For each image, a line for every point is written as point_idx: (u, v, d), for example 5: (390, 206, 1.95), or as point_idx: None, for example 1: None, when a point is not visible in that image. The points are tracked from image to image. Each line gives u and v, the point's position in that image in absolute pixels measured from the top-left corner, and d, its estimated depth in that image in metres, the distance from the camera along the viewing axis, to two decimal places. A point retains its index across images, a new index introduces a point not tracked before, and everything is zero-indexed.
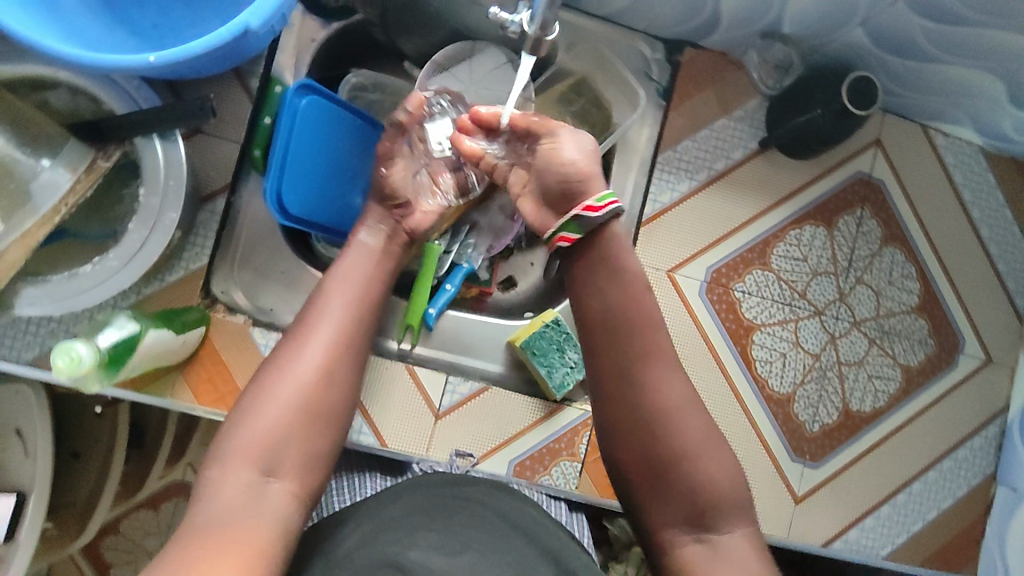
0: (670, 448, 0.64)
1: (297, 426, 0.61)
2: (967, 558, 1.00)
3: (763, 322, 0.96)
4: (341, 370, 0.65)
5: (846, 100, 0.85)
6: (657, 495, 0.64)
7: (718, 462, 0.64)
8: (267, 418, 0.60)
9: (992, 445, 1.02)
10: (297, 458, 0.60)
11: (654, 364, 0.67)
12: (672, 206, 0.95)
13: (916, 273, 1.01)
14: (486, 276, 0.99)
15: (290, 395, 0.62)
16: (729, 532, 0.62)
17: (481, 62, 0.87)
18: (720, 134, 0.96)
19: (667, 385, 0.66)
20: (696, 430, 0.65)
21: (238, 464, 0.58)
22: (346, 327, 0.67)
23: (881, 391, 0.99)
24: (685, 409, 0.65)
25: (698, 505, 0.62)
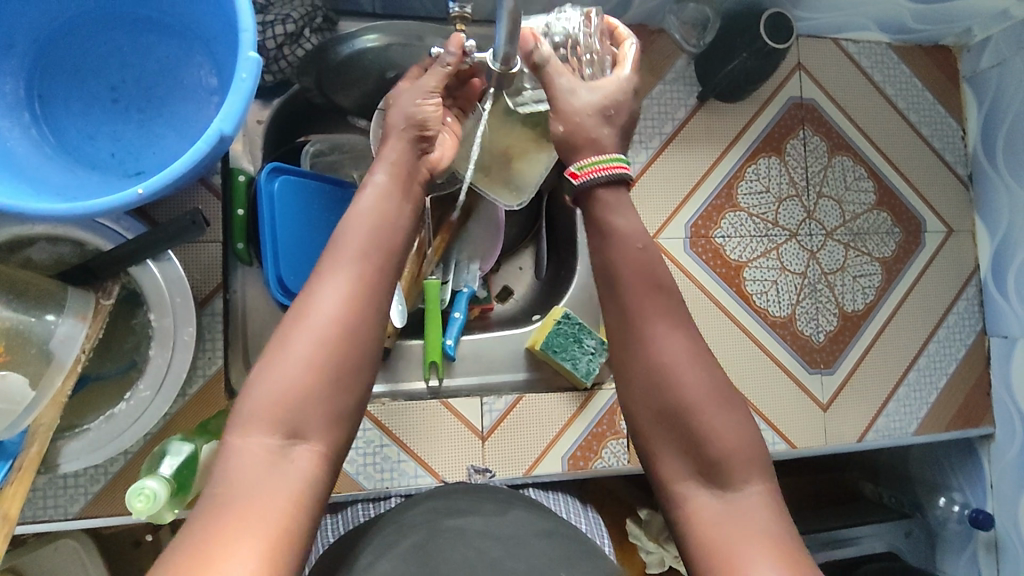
0: (679, 403, 0.61)
1: (317, 379, 0.55)
2: (983, 412, 1.09)
3: (748, 259, 1.02)
4: (363, 319, 0.58)
5: (766, 38, 0.89)
6: (666, 453, 0.61)
7: (729, 418, 0.60)
8: (284, 373, 0.54)
9: (975, 305, 1.11)
10: (321, 417, 0.55)
11: (654, 317, 0.63)
12: (637, 179, 1.00)
13: (867, 173, 1.09)
14: (485, 293, 1.01)
15: (309, 344, 0.56)
16: (743, 485, 0.59)
17: None
18: (660, 99, 1.01)
19: (671, 340, 0.62)
20: (705, 381, 0.61)
21: (257, 423, 0.53)
22: (367, 268, 0.60)
23: (867, 287, 1.06)
24: (693, 359, 0.62)
25: (705, 460, 0.59)
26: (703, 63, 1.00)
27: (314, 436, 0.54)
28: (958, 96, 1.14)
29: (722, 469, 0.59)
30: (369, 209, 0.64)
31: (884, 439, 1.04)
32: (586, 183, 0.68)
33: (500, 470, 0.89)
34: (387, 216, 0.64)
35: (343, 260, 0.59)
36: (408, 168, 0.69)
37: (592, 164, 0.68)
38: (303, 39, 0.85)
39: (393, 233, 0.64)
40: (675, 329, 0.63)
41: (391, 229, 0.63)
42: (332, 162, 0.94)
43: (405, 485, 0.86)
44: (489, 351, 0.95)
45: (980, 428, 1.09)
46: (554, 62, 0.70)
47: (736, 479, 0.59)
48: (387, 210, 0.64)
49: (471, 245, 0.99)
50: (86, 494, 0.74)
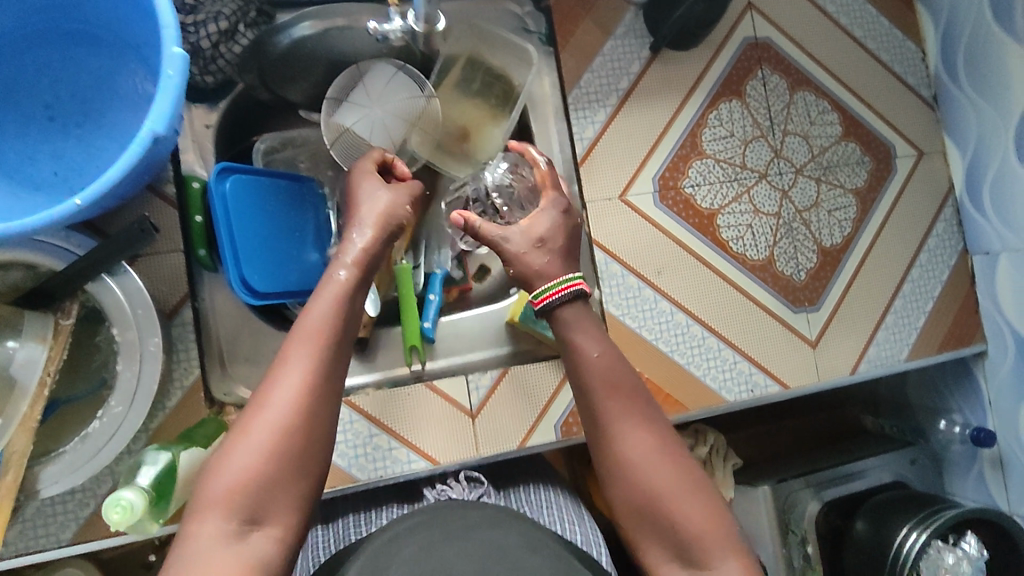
0: (648, 495, 0.66)
1: (271, 465, 0.58)
2: (974, 330, 1.09)
3: (720, 206, 1.01)
4: (317, 407, 0.61)
5: None
6: (646, 539, 0.67)
7: (696, 502, 0.66)
8: (241, 462, 0.58)
9: (954, 225, 1.11)
10: (276, 503, 0.58)
11: (619, 416, 0.70)
12: (598, 137, 0.98)
13: (831, 105, 1.07)
14: (460, 274, 0.99)
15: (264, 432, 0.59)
16: (716, 563, 0.64)
17: (373, 80, 0.90)
18: (613, 55, 1.00)
19: (634, 436, 0.68)
20: (669, 473, 0.67)
21: (214, 508, 0.56)
22: (323, 357, 0.63)
23: (844, 220, 1.05)
24: (656, 455, 0.68)
25: (680, 545, 0.65)
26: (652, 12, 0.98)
27: (274, 518, 0.58)
28: (914, 18, 1.12)
29: (693, 549, 0.64)
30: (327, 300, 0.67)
31: (878, 368, 1.04)
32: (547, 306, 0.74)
33: (493, 446, 0.89)
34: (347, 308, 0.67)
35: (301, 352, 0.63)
36: (371, 261, 0.72)
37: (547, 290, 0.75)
38: (238, 35, 0.83)
39: (350, 321, 0.67)
40: (636, 427, 0.69)
41: (348, 317, 0.66)
42: (287, 157, 0.93)
43: (398, 472, 0.86)
44: (468, 328, 0.94)
45: (971, 347, 1.09)
46: (483, 222, 0.78)
47: (709, 558, 0.64)
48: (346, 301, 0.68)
49: (440, 227, 0.98)
50: (77, 520, 0.74)
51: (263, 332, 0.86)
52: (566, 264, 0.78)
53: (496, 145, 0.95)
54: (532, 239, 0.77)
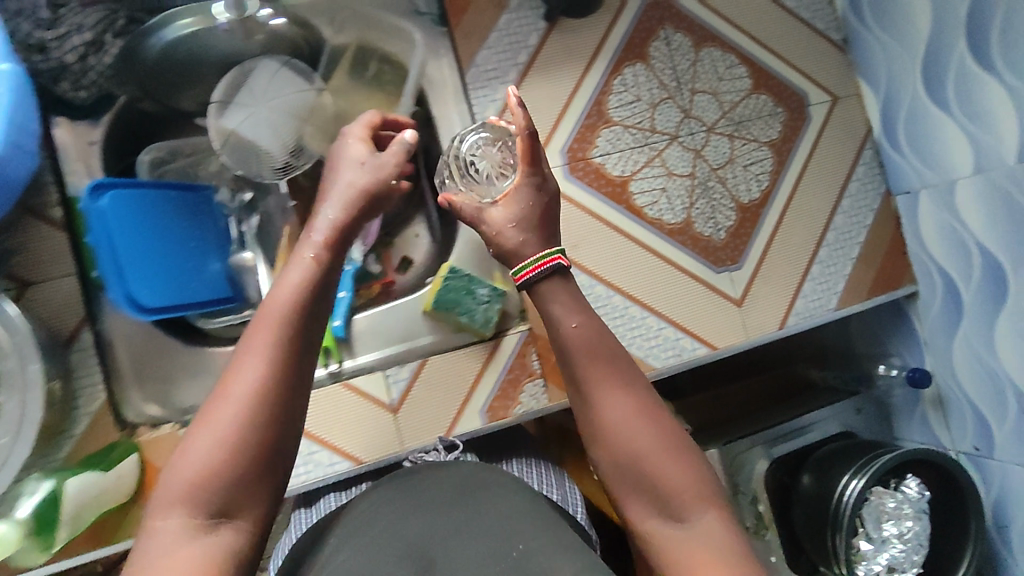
0: (630, 455, 0.62)
1: (233, 456, 0.53)
2: (902, 271, 1.09)
3: (632, 172, 1.00)
4: (282, 392, 0.55)
5: None
6: (631, 501, 0.63)
7: (677, 459, 0.61)
8: (195, 453, 0.52)
9: (874, 168, 1.10)
10: (247, 495, 0.53)
11: (598, 381, 0.66)
12: (501, 115, 0.96)
13: (739, 59, 1.05)
14: (379, 268, 1.02)
15: (223, 422, 0.53)
16: (697, 518, 0.59)
17: (257, 78, 0.87)
18: (509, 30, 0.97)
19: (612, 399, 0.65)
20: (650, 432, 0.63)
21: (173, 502, 0.51)
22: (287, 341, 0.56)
23: (761, 174, 1.04)
24: (637, 413, 0.64)
25: (663, 502, 0.60)
26: None
27: (241, 513, 0.53)
28: None
29: (675, 505, 0.60)
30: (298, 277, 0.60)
31: (807, 320, 1.04)
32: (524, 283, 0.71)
33: (418, 439, 0.88)
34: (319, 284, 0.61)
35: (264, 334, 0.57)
36: (346, 234, 0.65)
37: (529, 264, 0.70)
38: (106, 46, 0.82)
39: (324, 298, 0.61)
40: (615, 387, 0.65)
41: (320, 296, 0.60)
42: (179, 168, 0.91)
43: (321, 476, 0.85)
44: (384, 322, 0.94)
45: (901, 288, 1.09)
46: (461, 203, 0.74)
47: (690, 513, 0.59)
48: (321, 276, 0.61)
49: None
50: None
51: (173, 349, 0.87)
52: (540, 238, 0.72)
53: None
54: (506, 220, 0.71)
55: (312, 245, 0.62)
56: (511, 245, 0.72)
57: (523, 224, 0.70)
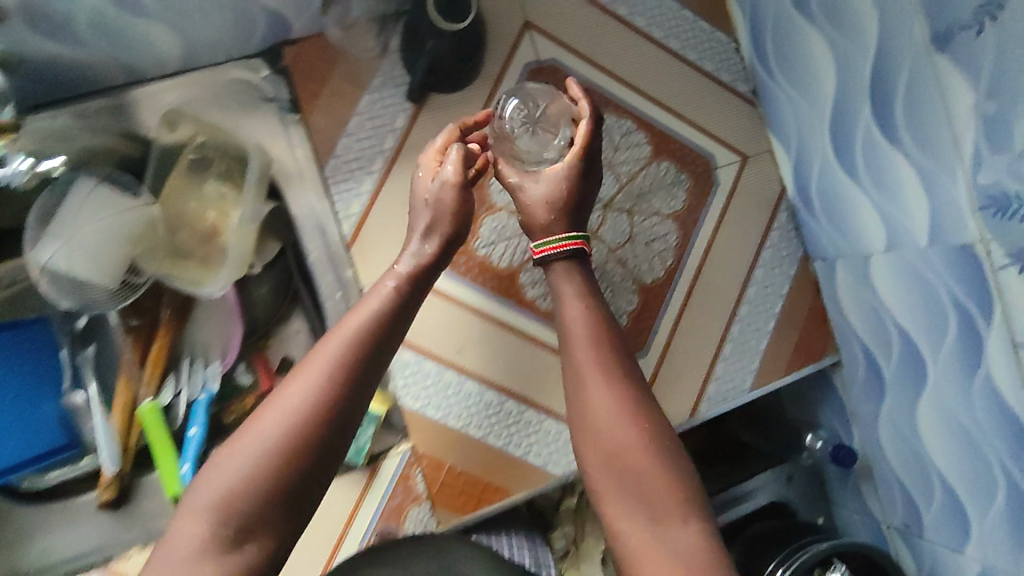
0: (612, 448, 0.65)
1: (267, 474, 0.53)
2: (823, 340, 1.02)
3: (521, 262, 0.91)
4: (334, 419, 0.56)
5: (431, 10, 0.83)
6: (608, 496, 0.64)
7: (656, 461, 0.63)
8: (232, 466, 0.53)
9: (791, 232, 1.01)
10: (270, 516, 0.53)
11: (589, 370, 0.69)
12: (367, 211, 0.86)
13: (636, 124, 0.96)
14: (250, 377, 0.88)
15: (269, 433, 0.54)
16: (672, 526, 0.61)
17: (72, 203, 0.77)
18: (370, 113, 0.87)
19: (598, 391, 0.67)
20: (638, 427, 0.65)
21: (202, 511, 0.52)
22: (346, 372, 0.58)
23: (664, 250, 0.96)
24: (624, 409, 0.66)
25: (646, 499, 0.62)
26: (409, 51, 0.87)
27: (264, 532, 0.53)
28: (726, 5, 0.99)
29: (654, 509, 0.62)
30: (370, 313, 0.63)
31: (721, 403, 0.98)
32: (546, 257, 0.76)
33: None
34: (389, 324, 0.64)
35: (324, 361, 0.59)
36: (422, 282, 0.71)
37: (553, 242, 0.76)
38: None
39: (391, 336, 0.64)
40: (602, 378, 0.68)
41: (392, 327, 0.64)
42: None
43: None
44: None
45: (822, 360, 1.02)
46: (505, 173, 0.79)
47: (666, 516, 0.61)
48: (390, 316, 0.64)
49: (207, 334, 0.87)
50: None
51: (10, 511, 0.79)
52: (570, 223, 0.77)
53: (246, 241, 0.84)
54: (542, 199, 0.77)
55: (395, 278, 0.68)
56: (539, 222, 0.77)
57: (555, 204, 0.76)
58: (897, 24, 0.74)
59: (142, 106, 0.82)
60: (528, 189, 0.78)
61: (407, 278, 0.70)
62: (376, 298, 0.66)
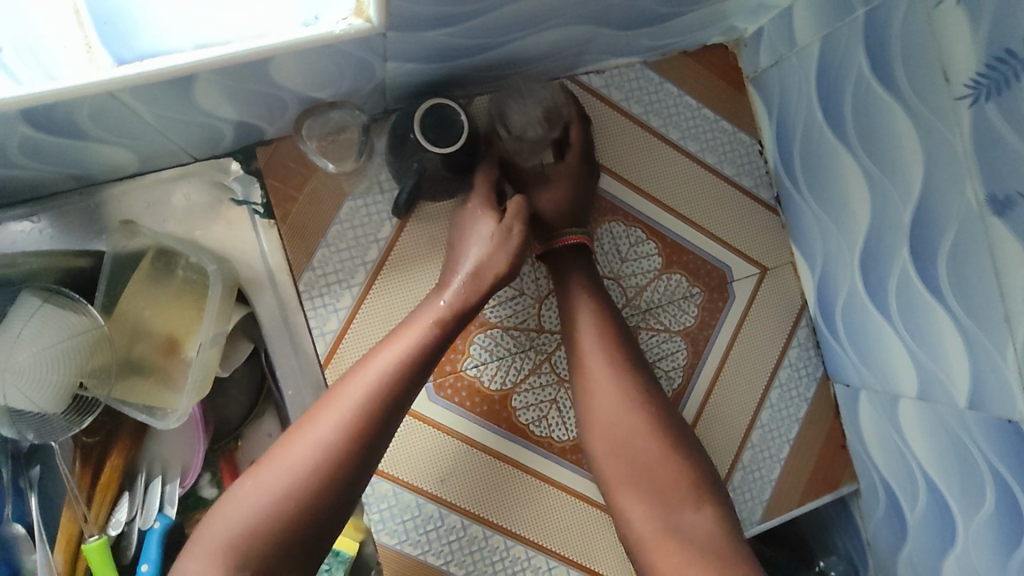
0: (624, 439, 0.72)
1: (280, 513, 0.60)
2: (842, 466, 0.94)
3: (514, 383, 0.83)
4: (344, 462, 0.63)
5: (416, 132, 0.74)
6: (621, 485, 0.71)
7: (662, 456, 0.71)
8: (250, 502, 0.61)
9: (811, 349, 0.93)
10: (283, 551, 0.60)
11: (600, 371, 0.75)
12: (346, 328, 0.80)
13: (645, 232, 0.88)
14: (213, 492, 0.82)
15: (297, 468, 0.62)
16: (685, 514, 0.68)
17: (12, 324, 0.70)
18: (352, 220, 0.80)
19: (607, 389, 0.74)
20: (647, 431, 0.72)
21: (221, 542, 0.59)
22: (360, 421, 0.64)
23: (671, 369, 0.89)
24: (633, 415, 0.73)
25: (656, 486, 0.69)
26: (395, 160, 0.79)
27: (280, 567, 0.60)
28: (747, 104, 0.92)
29: (668, 499, 0.69)
30: (387, 357, 0.68)
31: None
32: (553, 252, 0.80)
33: None
34: (406, 371, 0.67)
35: (340, 406, 0.65)
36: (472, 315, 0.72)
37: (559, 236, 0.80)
38: None
39: (407, 383, 0.67)
40: (614, 386, 0.74)
41: (412, 377, 0.68)
42: None
43: None
44: None
45: (842, 488, 0.94)
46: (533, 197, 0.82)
47: (674, 506, 0.68)
48: (405, 358, 0.68)
49: (166, 450, 0.80)
50: None
51: None
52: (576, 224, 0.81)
53: (208, 359, 0.76)
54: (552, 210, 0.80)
55: (418, 324, 0.70)
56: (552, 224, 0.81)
57: (571, 208, 0.81)
58: (943, 171, 0.65)
59: (109, 207, 0.78)
60: (550, 196, 0.81)
61: (444, 321, 0.70)
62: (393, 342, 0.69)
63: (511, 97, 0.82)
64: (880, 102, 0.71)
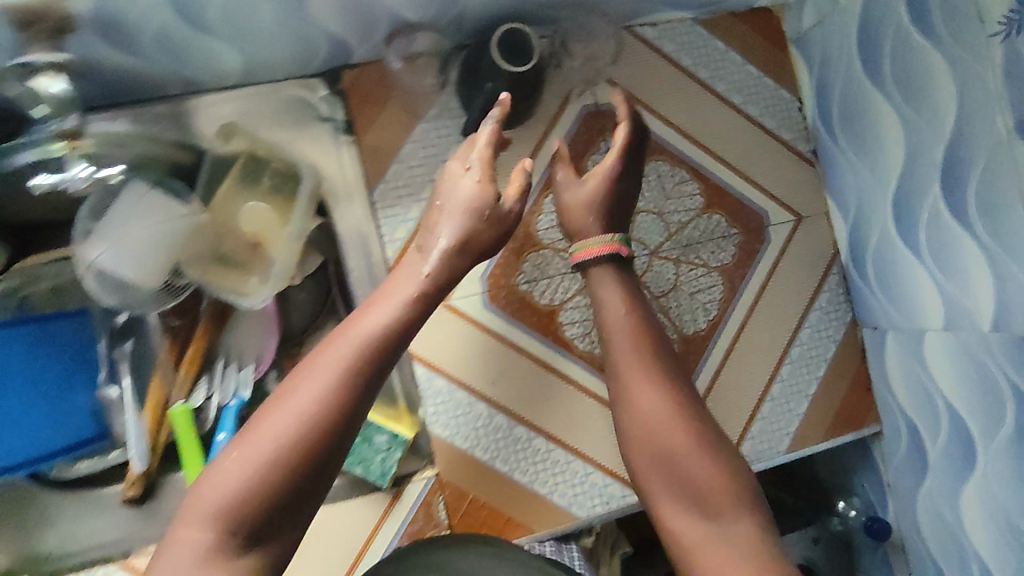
0: (665, 444, 0.65)
1: (259, 489, 0.50)
2: (865, 408, 0.99)
3: (562, 301, 0.90)
4: (322, 429, 0.52)
5: (495, 53, 0.82)
6: (661, 492, 0.64)
7: (708, 463, 0.63)
8: (225, 481, 0.50)
9: (839, 295, 0.99)
10: (270, 528, 0.51)
11: (639, 371, 0.69)
12: (413, 237, 0.87)
13: (689, 173, 0.95)
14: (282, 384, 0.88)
15: (279, 427, 0.51)
16: (733, 519, 0.60)
17: (124, 206, 0.77)
18: (424, 140, 0.88)
19: (647, 387, 0.68)
20: (691, 431, 0.65)
21: (203, 517, 0.49)
22: (341, 385, 0.53)
23: (709, 302, 0.95)
24: (671, 401, 0.67)
25: (698, 499, 0.61)
26: (466, 88, 0.87)
27: (269, 542, 0.51)
28: (788, 63, 0.99)
29: (709, 503, 0.61)
30: (372, 320, 0.58)
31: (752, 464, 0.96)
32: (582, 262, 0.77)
33: None
34: (393, 332, 0.58)
35: (322, 366, 0.54)
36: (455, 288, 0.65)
37: (591, 246, 0.76)
38: None
39: (395, 344, 0.57)
40: (652, 386, 0.68)
41: (398, 335, 0.58)
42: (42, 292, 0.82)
43: None
44: None
45: (865, 429, 0.99)
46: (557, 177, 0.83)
47: (725, 514, 0.60)
48: (391, 319, 0.58)
49: (242, 340, 0.87)
50: None
51: (34, 495, 0.80)
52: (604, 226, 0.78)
53: (290, 255, 0.85)
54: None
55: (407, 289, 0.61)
56: (577, 226, 0.79)
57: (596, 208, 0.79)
58: (977, 108, 0.72)
59: (193, 117, 0.84)
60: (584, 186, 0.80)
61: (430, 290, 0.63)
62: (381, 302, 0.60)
63: (576, 32, 0.91)
64: (919, 49, 0.77)
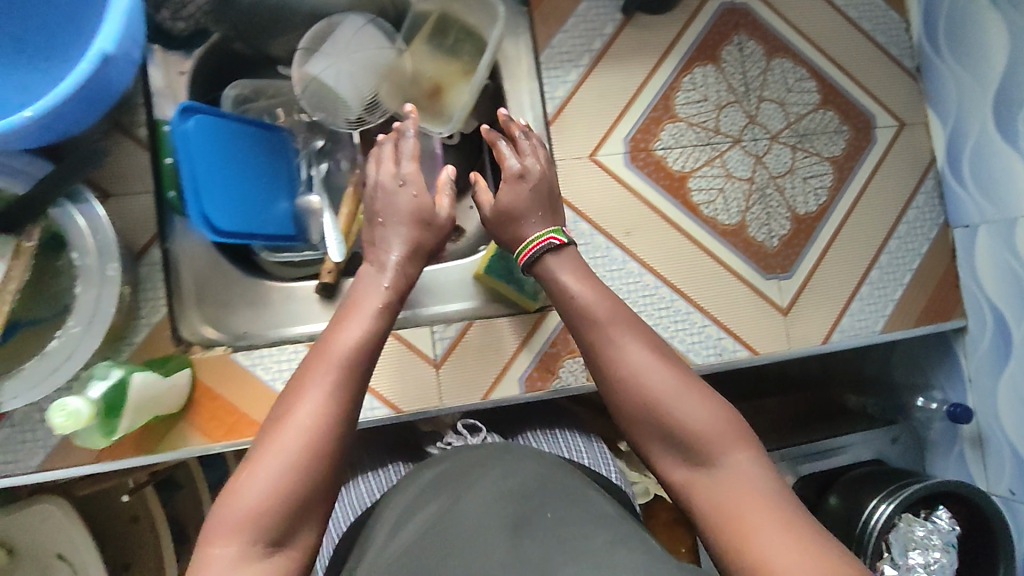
0: (647, 396, 0.63)
1: (287, 487, 0.54)
2: (954, 305, 1.07)
3: (692, 169, 1.01)
4: (333, 423, 0.58)
5: None
6: (653, 446, 0.63)
7: (699, 404, 0.62)
8: (259, 483, 0.54)
9: (935, 198, 1.09)
10: (298, 521, 0.55)
11: (617, 331, 0.67)
12: (569, 99, 0.99)
13: (809, 73, 1.06)
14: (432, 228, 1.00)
15: (298, 431, 0.56)
16: (727, 458, 0.59)
17: (342, 33, 0.92)
18: (586, 17, 1.01)
19: (631, 344, 0.66)
20: (683, 386, 0.63)
21: (234, 527, 0.53)
22: (339, 383, 0.60)
23: (820, 188, 1.05)
24: (657, 359, 0.65)
25: (689, 446, 0.61)
26: None
27: (294, 539, 0.55)
28: None
29: (699, 450, 0.60)
30: (353, 331, 0.64)
31: (849, 338, 1.04)
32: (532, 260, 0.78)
33: (454, 394, 0.93)
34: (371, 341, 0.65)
35: (320, 372, 0.60)
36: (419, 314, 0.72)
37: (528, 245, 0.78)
38: None
39: (371, 351, 0.64)
40: (636, 346, 0.66)
41: (375, 343, 0.65)
42: (258, 108, 0.96)
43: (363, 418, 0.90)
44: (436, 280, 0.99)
45: (952, 321, 1.07)
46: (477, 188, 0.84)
47: (720, 457, 0.59)
48: (369, 332, 0.65)
49: None
50: (46, 446, 0.81)
51: (234, 278, 0.93)
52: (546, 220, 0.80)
53: (462, 102, 0.94)
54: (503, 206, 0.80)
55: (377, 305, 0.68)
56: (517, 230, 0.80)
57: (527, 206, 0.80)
58: None
59: None
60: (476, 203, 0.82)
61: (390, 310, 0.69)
62: (359, 316, 0.66)
63: None
64: None
